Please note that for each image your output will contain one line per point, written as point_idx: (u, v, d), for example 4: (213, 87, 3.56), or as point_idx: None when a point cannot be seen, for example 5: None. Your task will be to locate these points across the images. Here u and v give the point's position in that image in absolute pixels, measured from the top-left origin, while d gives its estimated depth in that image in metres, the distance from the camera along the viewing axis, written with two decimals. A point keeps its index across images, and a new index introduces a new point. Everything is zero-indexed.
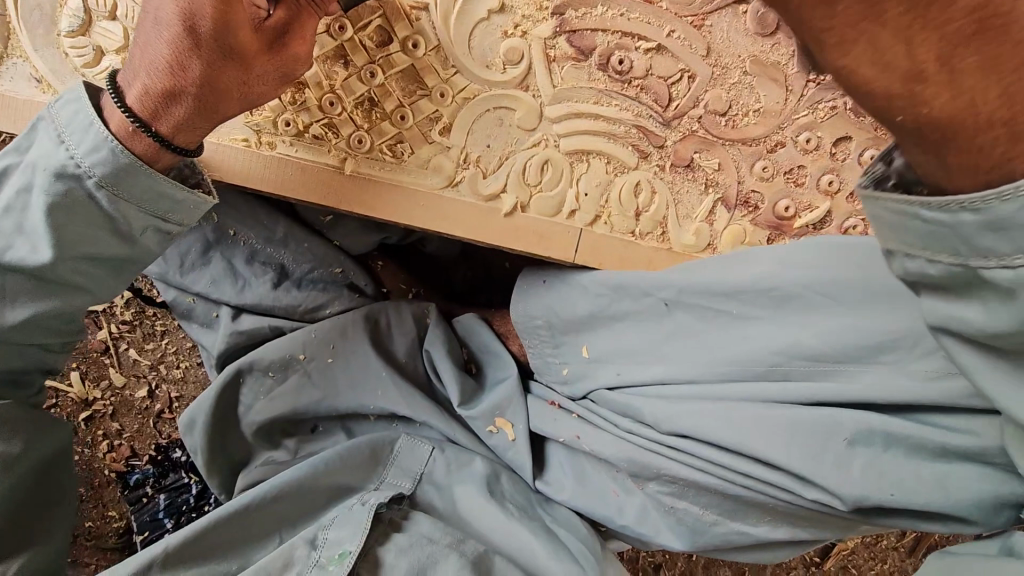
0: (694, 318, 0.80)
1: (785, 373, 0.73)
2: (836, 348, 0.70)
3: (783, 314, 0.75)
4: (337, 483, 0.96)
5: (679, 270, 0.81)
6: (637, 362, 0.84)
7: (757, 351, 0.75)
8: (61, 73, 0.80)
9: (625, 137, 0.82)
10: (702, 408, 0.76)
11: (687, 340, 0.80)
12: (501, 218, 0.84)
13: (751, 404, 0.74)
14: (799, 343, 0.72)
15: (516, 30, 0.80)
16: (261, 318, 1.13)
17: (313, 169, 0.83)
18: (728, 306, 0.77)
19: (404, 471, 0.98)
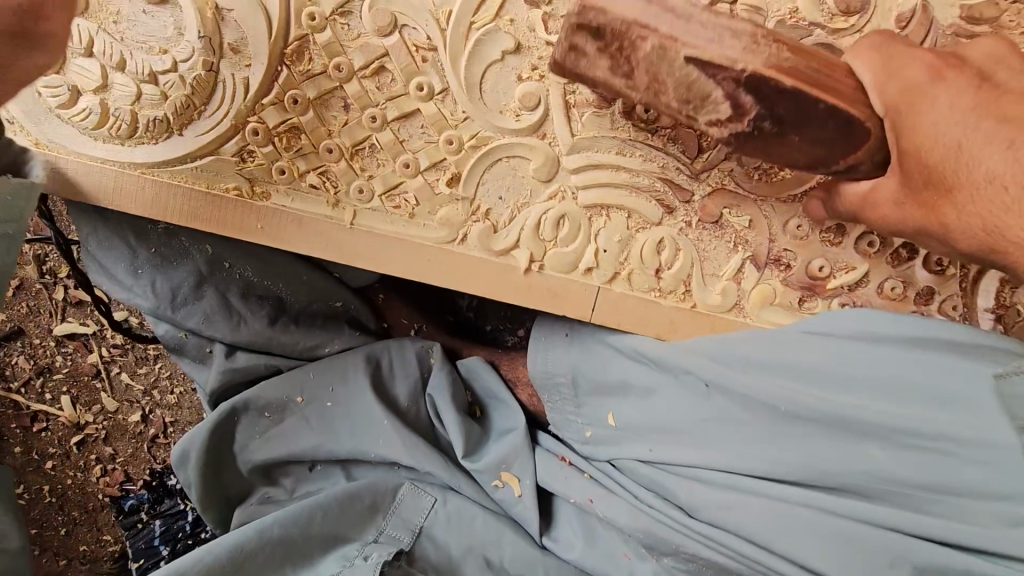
0: (734, 403, 0.78)
1: (832, 477, 0.72)
2: (888, 452, 0.70)
3: (824, 404, 0.73)
4: (333, 530, 0.92)
5: (715, 350, 0.79)
6: (664, 440, 0.83)
7: (802, 450, 0.74)
8: (36, 114, 0.74)
9: (649, 191, 0.76)
10: (741, 500, 0.76)
11: (725, 424, 0.79)
12: (511, 275, 0.78)
13: (795, 504, 0.74)
14: (860, 452, 0.71)
15: (532, 74, 0.72)
16: (257, 356, 1.08)
17: (310, 222, 0.77)
18: (774, 402, 0.75)
19: (404, 523, 0.94)
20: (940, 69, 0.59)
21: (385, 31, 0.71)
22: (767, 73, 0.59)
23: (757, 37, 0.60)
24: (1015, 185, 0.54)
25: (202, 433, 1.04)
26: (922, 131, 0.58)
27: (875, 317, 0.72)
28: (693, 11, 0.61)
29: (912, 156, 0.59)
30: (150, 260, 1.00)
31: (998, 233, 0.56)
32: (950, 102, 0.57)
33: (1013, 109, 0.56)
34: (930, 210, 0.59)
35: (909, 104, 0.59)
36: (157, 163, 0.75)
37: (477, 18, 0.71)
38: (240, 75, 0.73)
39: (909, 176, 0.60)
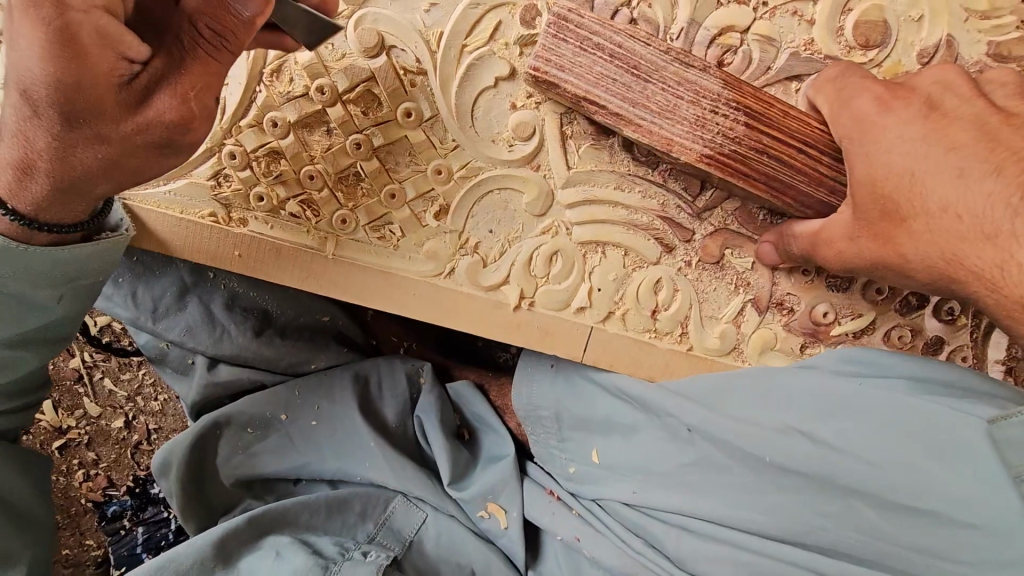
0: (716, 449, 0.74)
1: (831, 540, 0.68)
2: (879, 511, 0.66)
3: (824, 466, 0.68)
4: (321, 526, 0.89)
5: (710, 393, 0.75)
6: (653, 483, 0.79)
7: (797, 505, 0.69)
8: None
9: (648, 229, 0.72)
10: (732, 556, 0.72)
11: (715, 473, 0.74)
12: (502, 312, 0.75)
13: (788, 565, 0.69)
14: (845, 506, 0.67)
15: (528, 101, 0.68)
16: (240, 369, 1.03)
17: (289, 251, 0.73)
18: (761, 453, 0.71)
19: (394, 533, 0.90)
20: (887, 100, 0.60)
21: (371, 52, 0.67)
22: (702, 163, 0.64)
23: (706, 114, 0.64)
24: (969, 216, 0.54)
25: (187, 439, 1.00)
26: (872, 164, 0.59)
27: (850, 360, 0.72)
28: (661, 60, 0.63)
29: (864, 187, 0.60)
30: (131, 269, 0.96)
31: (957, 264, 0.56)
32: (900, 134, 0.58)
33: (965, 138, 0.56)
34: (887, 241, 0.59)
35: (861, 136, 0.60)
36: (126, 185, 0.71)
37: (470, 41, 0.66)
38: (216, 94, 0.68)
39: (863, 206, 0.61)
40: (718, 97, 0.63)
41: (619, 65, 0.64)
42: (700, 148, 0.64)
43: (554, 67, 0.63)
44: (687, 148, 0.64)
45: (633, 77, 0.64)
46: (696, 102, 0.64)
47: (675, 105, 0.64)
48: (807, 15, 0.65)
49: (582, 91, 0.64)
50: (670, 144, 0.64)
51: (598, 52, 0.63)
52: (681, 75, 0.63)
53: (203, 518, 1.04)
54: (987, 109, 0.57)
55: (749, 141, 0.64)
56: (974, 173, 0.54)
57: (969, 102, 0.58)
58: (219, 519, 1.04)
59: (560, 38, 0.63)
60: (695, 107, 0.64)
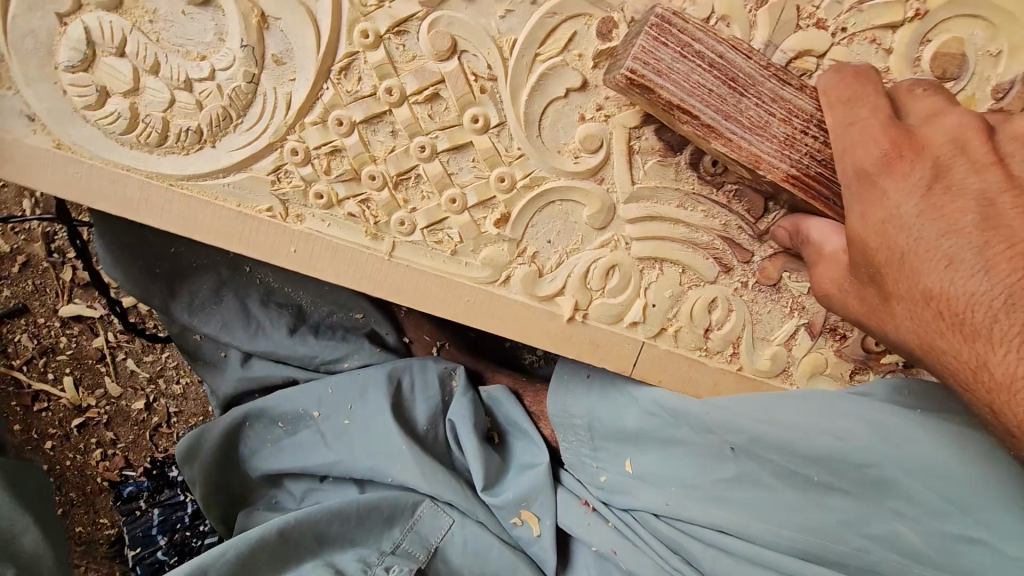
0: (764, 471, 0.72)
1: (877, 567, 0.68)
2: (925, 540, 0.66)
3: (879, 495, 0.67)
4: (349, 537, 0.91)
5: (761, 414, 0.71)
6: (690, 500, 0.77)
7: (843, 530, 0.69)
8: (57, 113, 0.68)
9: (707, 248, 0.72)
10: None
11: (753, 491, 0.73)
12: (556, 323, 0.74)
13: None
14: (890, 531, 0.67)
15: (596, 114, 0.68)
16: (274, 366, 1.04)
17: (345, 251, 0.72)
18: (809, 472, 0.70)
19: (421, 539, 0.91)
20: (892, 157, 0.54)
21: (443, 56, 0.66)
22: (788, 183, 0.62)
23: (797, 134, 0.61)
24: (949, 313, 0.51)
25: (222, 428, 1.02)
26: (866, 229, 0.55)
27: (895, 390, 0.69)
28: (759, 75, 0.61)
29: (858, 249, 0.56)
30: (170, 257, 0.95)
31: (932, 354, 0.53)
32: (899, 206, 0.53)
33: (965, 219, 0.51)
34: (873, 310, 0.57)
35: (861, 196, 0.56)
36: (185, 177, 0.70)
37: (544, 50, 0.65)
38: (283, 89, 0.67)
39: (855, 268, 0.57)
40: (811, 117, 0.61)
41: (717, 76, 0.61)
42: (787, 167, 0.61)
43: (651, 71, 0.60)
44: (775, 167, 0.61)
45: (730, 89, 0.61)
46: (788, 120, 0.61)
47: (766, 121, 0.61)
48: (886, 44, 0.65)
49: (676, 98, 0.60)
50: (759, 162, 0.61)
51: (698, 59, 0.60)
52: (777, 92, 0.61)
53: (223, 506, 1.06)
54: (999, 183, 0.51)
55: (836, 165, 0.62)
56: (964, 264, 0.50)
57: (982, 172, 0.51)
58: (241, 509, 1.06)
59: (660, 41, 0.60)
60: (786, 125, 0.61)
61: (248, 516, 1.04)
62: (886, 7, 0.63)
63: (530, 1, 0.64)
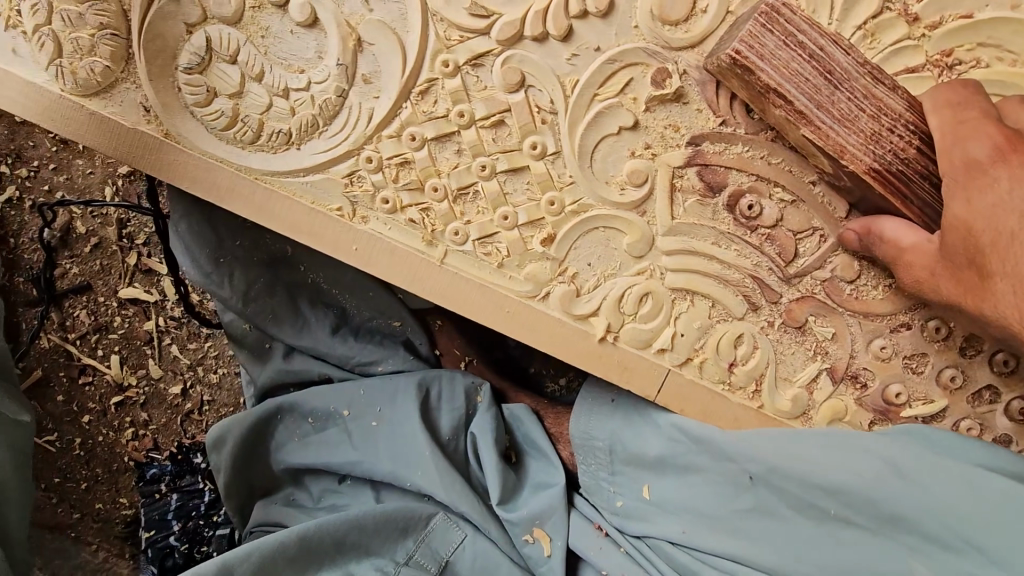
0: (779, 500, 0.72)
1: None
2: None
3: (895, 534, 0.65)
4: (365, 546, 0.94)
5: (776, 443, 0.72)
6: (703, 526, 0.78)
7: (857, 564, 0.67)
8: (170, 107, 0.77)
9: (737, 285, 0.76)
10: None
11: (768, 521, 0.73)
12: (588, 342, 0.79)
13: None
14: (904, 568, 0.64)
15: (644, 152, 0.74)
16: (312, 361, 1.09)
17: (402, 252, 0.79)
18: (825, 504, 0.69)
19: (432, 552, 0.95)
20: (1006, 151, 0.57)
21: (512, 88, 0.73)
22: (868, 175, 0.63)
23: (883, 130, 0.62)
24: None
25: (251, 419, 1.05)
26: (975, 213, 0.58)
27: (916, 434, 0.69)
28: (855, 71, 0.62)
29: (959, 234, 0.59)
30: (232, 251, 1.01)
31: None
32: (1012, 192, 0.56)
33: None
34: (969, 290, 0.59)
35: (966, 183, 0.58)
36: (269, 172, 0.78)
37: (602, 92, 0.73)
38: (367, 104, 0.76)
39: (952, 251, 0.60)
40: (899, 116, 0.62)
41: (814, 67, 0.62)
42: (869, 161, 0.63)
43: (754, 54, 0.62)
44: (857, 159, 0.63)
45: (826, 80, 0.62)
46: (876, 117, 0.62)
47: (855, 115, 0.62)
48: None
49: (773, 82, 0.62)
50: (842, 153, 0.63)
51: (800, 49, 0.62)
52: (869, 89, 0.62)
53: (244, 496, 1.10)
54: None
55: (916, 164, 0.63)
56: None
57: None
58: (260, 501, 1.10)
59: (766, 28, 0.62)
60: (874, 121, 0.62)
61: (266, 508, 1.09)
62: (920, 81, 0.69)
63: (594, 48, 0.72)
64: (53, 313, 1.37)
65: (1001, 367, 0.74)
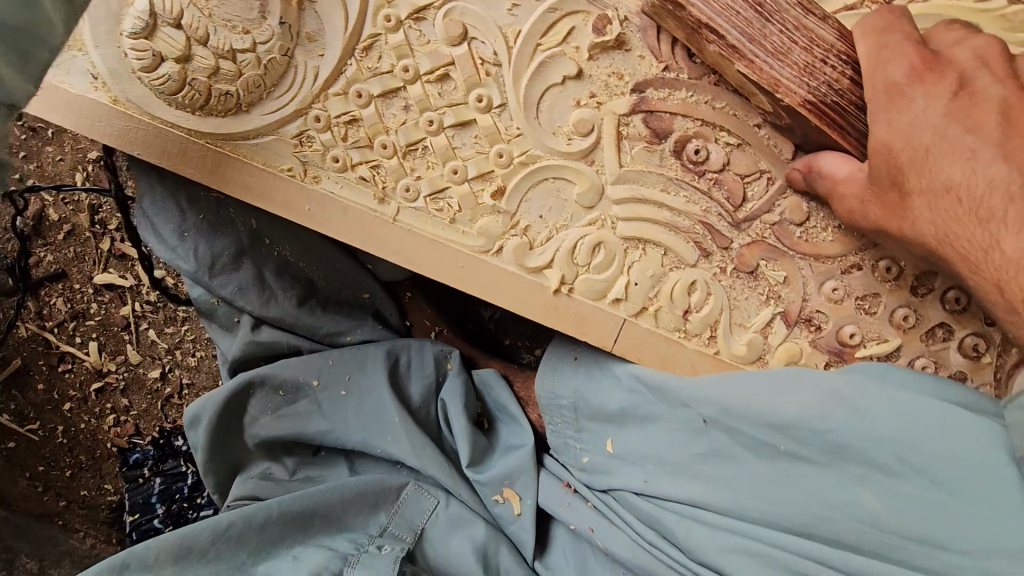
0: (734, 442, 0.72)
1: (837, 534, 0.65)
2: (884, 502, 0.64)
3: (839, 465, 0.67)
4: (338, 524, 0.92)
5: (731, 384, 0.72)
6: (665, 472, 0.78)
7: (809, 499, 0.67)
8: (119, 74, 0.77)
9: (688, 232, 0.76)
10: (738, 546, 0.70)
11: (724, 463, 0.73)
12: (544, 294, 0.78)
13: (803, 560, 0.66)
14: (853, 497, 0.65)
15: (590, 101, 0.74)
16: (280, 334, 1.08)
17: (355, 211, 0.79)
18: (775, 441, 0.69)
19: (405, 522, 0.93)
20: (921, 71, 0.60)
21: (455, 41, 0.73)
22: (803, 108, 0.64)
23: (815, 62, 0.64)
24: (967, 198, 0.58)
25: (221, 397, 1.03)
26: (894, 133, 0.61)
27: (861, 369, 0.71)
28: (785, 3, 0.64)
29: (880, 156, 0.62)
30: (197, 226, 1.02)
31: (946, 241, 0.60)
32: (925, 110, 0.59)
33: (986, 121, 0.58)
34: (892, 208, 0.63)
35: (888, 104, 0.61)
36: (220, 134, 0.79)
37: (545, 42, 0.73)
38: (312, 62, 0.76)
39: (875, 173, 0.63)
40: (830, 47, 0.64)
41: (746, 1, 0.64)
42: (804, 92, 0.64)
43: None
44: (792, 91, 0.64)
45: (757, 13, 0.64)
46: (808, 48, 0.64)
47: (788, 48, 0.64)
48: None
49: (705, 17, 0.63)
50: (777, 85, 0.64)
51: None
52: (799, 20, 0.64)
53: (223, 473, 1.08)
54: (1016, 91, 0.58)
55: (849, 95, 0.65)
56: (983, 157, 0.57)
57: (1003, 82, 0.58)
58: (238, 476, 1.08)
59: None
60: (806, 53, 0.64)
61: (242, 484, 1.06)
62: (857, 18, 0.69)
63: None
64: (29, 301, 1.37)
65: (953, 304, 0.74)
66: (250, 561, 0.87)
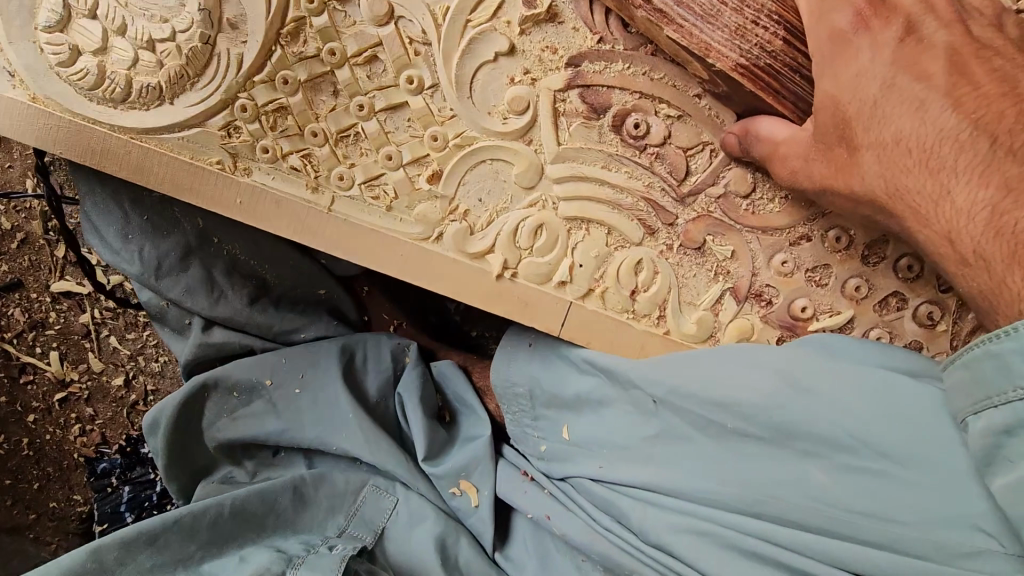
0: (683, 422, 0.71)
1: (787, 511, 0.64)
2: (832, 476, 0.63)
3: (785, 440, 0.65)
4: (292, 525, 0.92)
5: (674, 363, 0.71)
6: (617, 456, 0.76)
7: (758, 475, 0.65)
8: (35, 69, 0.74)
9: (632, 210, 0.74)
10: (689, 526, 0.68)
11: (676, 444, 0.72)
12: (487, 280, 0.76)
13: (753, 538, 0.65)
14: (803, 472, 0.64)
15: (524, 78, 0.72)
16: (232, 333, 1.06)
17: (288, 203, 0.76)
18: (722, 420, 0.68)
19: (366, 522, 0.93)
20: (868, 16, 0.57)
21: (381, 21, 0.71)
22: (735, 73, 0.63)
23: (746, 24, 0.63)
24: (917, 150, 0.56)
25: (176, 403, 1.01)
26: (840, 86, 0.58)
27: (808, 342, 0.70)
28: None
29: (826, 112, 0.60)
30: (141, 228, 0.99)
31: (897, 196, 0.58)
32: (870, 59, 0.57)
33: (934, 67, 0.55)
34: (840, 166, 0.60)
35: (832, 58, 0.59)
36: (144, 130, 0.76)
37: (475, 17, 0.70)
38: (236, 50, 0.73)
39: (821, 130, 0.61)
40: (762, 6, 0.62)
41: None
42: (735, 57, 0.63)
43: None
44: (723, 55, 0.63)
45: None
46: (738, 10, 0.63)
47: (717, 10, 0.63)
48: None
49: None
50: (707, 50, 0.63)
51: None
52: None
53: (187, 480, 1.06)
54: (962, 37, 0.55)
55: (784, 57, 0.63)
56: (933, 105, 0.55)
57: (949, 26, 0.55)
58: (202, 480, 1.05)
59: None
60: (736, 15, 0.63)
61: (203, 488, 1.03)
62: None
63: None
64: None
65: (906, 272, 0.71)
66: (198, 555, 0.85)
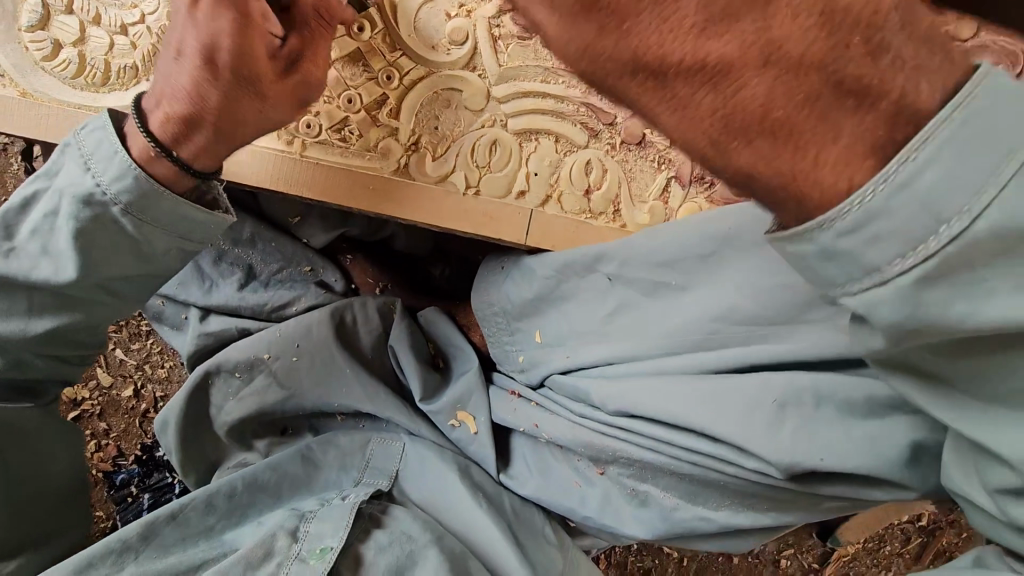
0: (636, 292, 0.79)
1: (723, 340, 0.74)
2: (757, 305, 0.71)
3: (717, 281, 0.74)
4: (309, 486, 0.94)
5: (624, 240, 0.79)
6: (583, 341, 0.83)
7: (692, 321, 0.75)
8: (22, 66, 0.82)
9: (574, 116, 0.81)
10: (647, 382, 0.75)
11: (635, 312, 0.79)
12: (454, 200, 0.83)
13: (713, 376, 0.72)
14: (729, 306, 0.73)
15: (460, 11, 0.80)
16: (228, 319, 1.11)
17: (263, 153, 0.83)
18: (665, 278, 0.77)
19: (380, 470, 0.96)
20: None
21: None
22: None
23: None
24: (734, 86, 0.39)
25: (183, 396, 1.06)
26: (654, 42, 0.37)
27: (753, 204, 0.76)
28: None
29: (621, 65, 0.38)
30: None
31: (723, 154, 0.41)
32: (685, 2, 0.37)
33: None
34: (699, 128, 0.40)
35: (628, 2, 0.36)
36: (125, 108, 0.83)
37: None
38: None
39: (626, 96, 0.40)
40: None
41: None
42: None
43: None
44: None
45: None
46: None
47: None
48: None
49: None
50: None
51: None
52: None
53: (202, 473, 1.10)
54: None
55: None
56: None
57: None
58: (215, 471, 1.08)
59: None
60: None
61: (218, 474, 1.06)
62: None
63: None
64: None
65: None
66: (219, 527, 0.88)
